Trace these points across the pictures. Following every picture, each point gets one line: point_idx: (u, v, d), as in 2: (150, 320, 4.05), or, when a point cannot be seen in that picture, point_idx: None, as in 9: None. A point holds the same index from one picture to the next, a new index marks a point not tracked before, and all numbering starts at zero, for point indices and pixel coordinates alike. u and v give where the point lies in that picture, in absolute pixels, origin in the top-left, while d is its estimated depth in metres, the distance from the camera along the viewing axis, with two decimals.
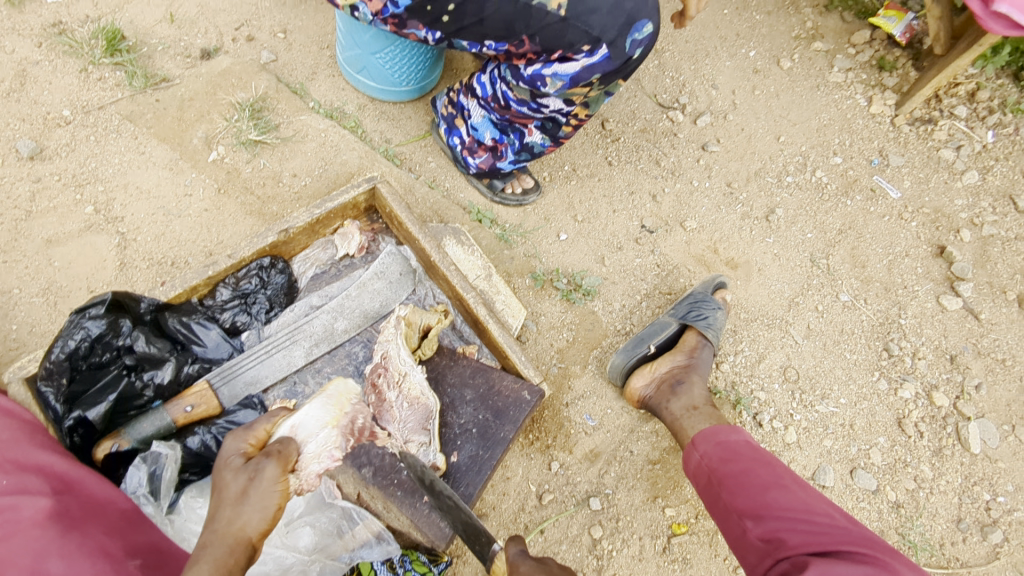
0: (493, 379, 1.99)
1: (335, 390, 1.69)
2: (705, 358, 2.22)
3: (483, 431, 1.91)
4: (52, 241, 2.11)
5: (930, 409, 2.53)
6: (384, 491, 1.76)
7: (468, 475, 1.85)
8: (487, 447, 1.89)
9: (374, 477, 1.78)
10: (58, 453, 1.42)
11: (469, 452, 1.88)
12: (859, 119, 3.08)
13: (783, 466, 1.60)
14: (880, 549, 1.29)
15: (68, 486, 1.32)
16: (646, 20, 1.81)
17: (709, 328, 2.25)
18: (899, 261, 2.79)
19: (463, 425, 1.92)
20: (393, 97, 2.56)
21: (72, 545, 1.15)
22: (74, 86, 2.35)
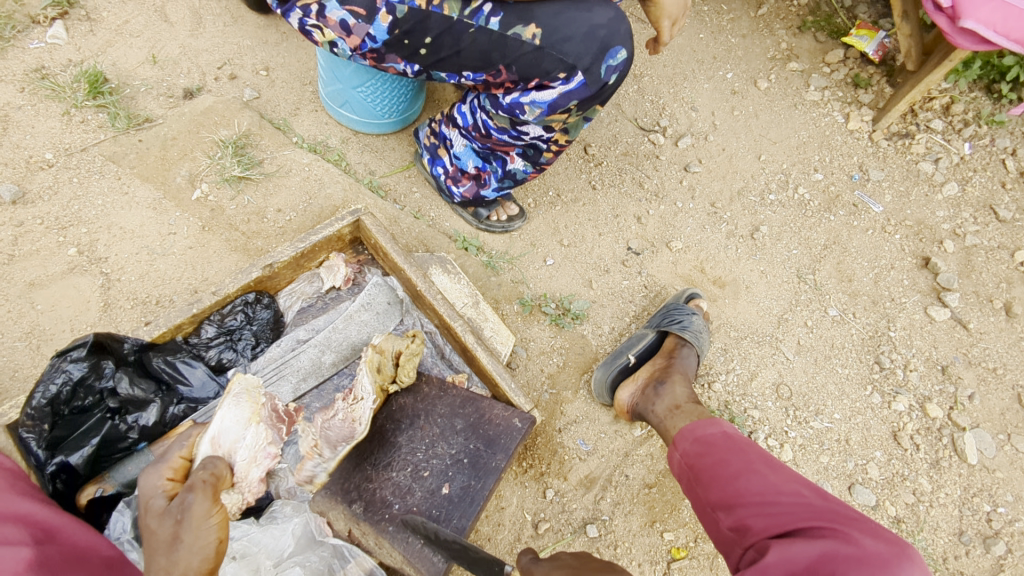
0: (483, 408, 1.97)
1: (241, 388, 1.65)
2: (687, 357, 2.23)
3: (475, 461, 1.87)
4: (35, 284, 2.09)
5: (925, 420, 2.52)
6: (375, 527, 1.74)
7: (461, 507, 1.79)
8: (479, 477, 1.84)
9: (365, 513, 1.76)
10: (40, 501, 1.39)
11: (461, 484, 1.83)
12: (837, 135, 3.12)
13: (753, 448, 1.59)
14: (841, 519, 1.30)
15: (49, 534, 1.29)
16: (620, 46, 1.84)
17: (685, 330, 2.28)
18: (886, 274, 2.81)
19: (454, 456, 1.88)
20: (376, 129, 2.59)
21: None
22: (57, 129, 2.35)
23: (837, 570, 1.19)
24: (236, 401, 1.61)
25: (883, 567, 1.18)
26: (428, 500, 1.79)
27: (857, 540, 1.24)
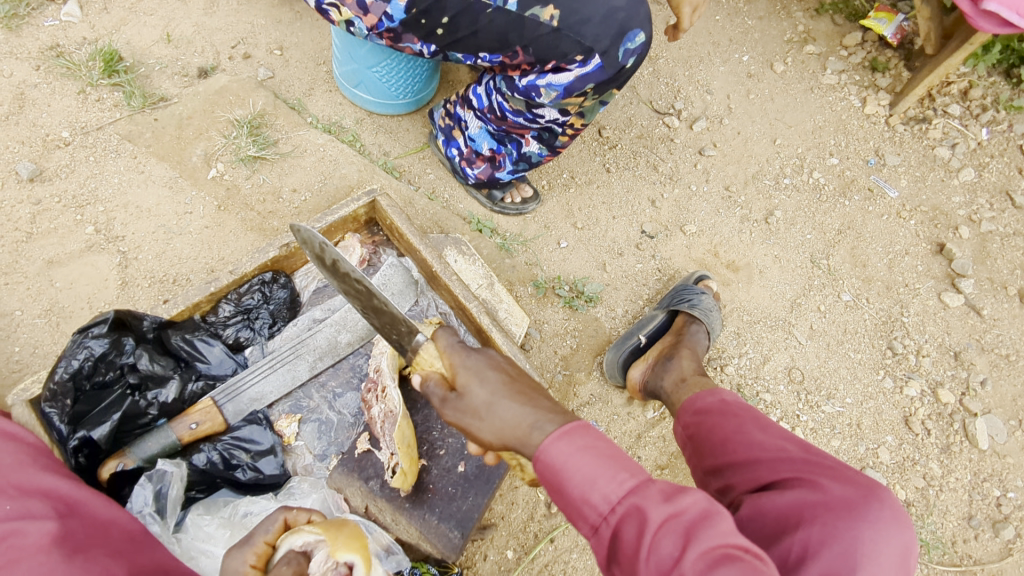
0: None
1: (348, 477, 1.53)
2: (696, 334, 2.24)
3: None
4: (53, 262, 2.10)
5: (936, 406, 2.53)
6: (392, 504, 1.76)
7: (477, 485, 1.81)
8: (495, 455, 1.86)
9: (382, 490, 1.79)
10: (61, 476, 1.42)
11: (477, 462, 1.85)
12: (854, 119, 3.10)
13: (747, 411, 1.56)
14: (813, 469, 1.33)
15: (73, 509, 1.31)
16: (639, 29, 1.82)
17: (694, 307, 2.29)
18: (900, 259, 2.80)
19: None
20: (390, 110, 2.58)
21: (77, 569, 1.14)
22: (73, 108, 2.35)
23: (807, 518, 1.24)
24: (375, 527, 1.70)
25: (849, 510, 1.24)
26: (445, 478, 1.81)
27: (825, 487, 1.28)
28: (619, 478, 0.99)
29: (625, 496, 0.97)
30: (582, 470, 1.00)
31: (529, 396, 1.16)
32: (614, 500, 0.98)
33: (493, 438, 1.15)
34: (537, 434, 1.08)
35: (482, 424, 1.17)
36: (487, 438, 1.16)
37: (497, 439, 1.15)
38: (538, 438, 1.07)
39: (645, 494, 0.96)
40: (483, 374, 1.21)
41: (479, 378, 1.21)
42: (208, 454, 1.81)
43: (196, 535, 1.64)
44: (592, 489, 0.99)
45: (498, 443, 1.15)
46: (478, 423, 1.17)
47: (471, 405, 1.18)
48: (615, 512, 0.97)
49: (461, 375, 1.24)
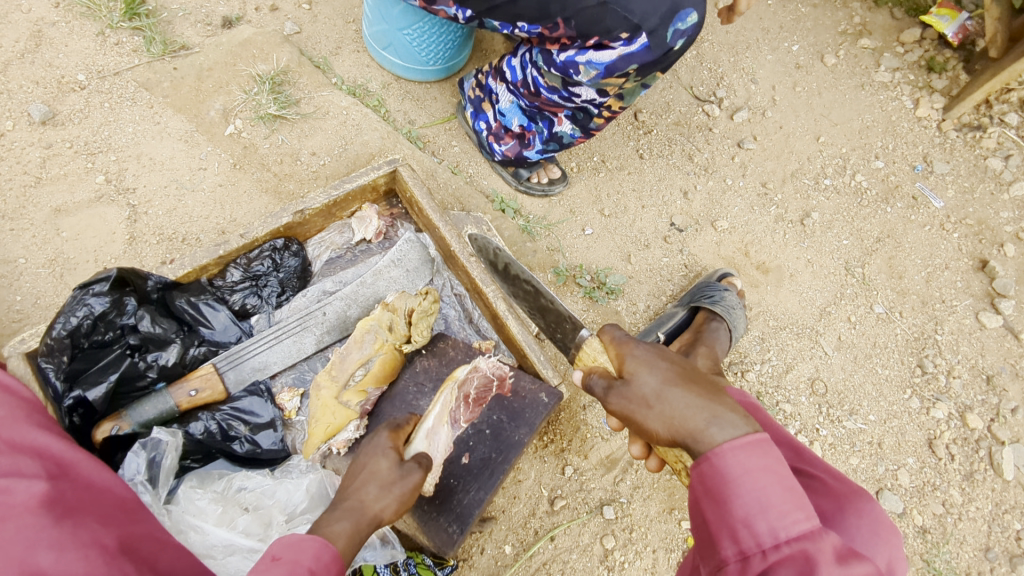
0: (510, 378, 1.88)
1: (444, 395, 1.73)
2: (716, 331, 2.12)
3: (497, 432, 1.80)
4: (61, 210, 2.03)
5: (963, 431, 2.41)
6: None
7: (480, 479, 1.72)
8: (500, 450, 1.77)
9: None
10: (57, 434, 1.37)
11: (481, 455, 1.76)
12: (904, 122, 2.93)
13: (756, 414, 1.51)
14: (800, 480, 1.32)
15: (64, 470, 1.26)
16: (691, 9, 1.67)
17: (716, 303, 2.19)
18: (939, 274, 2.66)
19: (476, 425, 1.81)
20: (419, 76, 2.47)
21: (66, 535, 1.07)
22: (90, 50, 2.26)
23: None
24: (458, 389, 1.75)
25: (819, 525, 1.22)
26: (447, 469, 1.73)
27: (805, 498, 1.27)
28: (792, 516, 1.04)
29: (796, 537, 1.03)
30: (754, 494, 1.08)
31: (703, 391, 1.26)
32: (782, 537, 1.03)
33: (662, 427, 1.27)
34: (714, 430, 1.17)
35: (651, 411, 1.30)
36: (656, 427, 1.28)
37: (666, 431, 1.26)
38: (714, 436, 1.16)
39: (817, 545, 1.02)
40: (653, 363, 1.37)
41: (648, 366, 1.37)
42: (205, 423, 1.75)
43: (187, 508, 1.56)
44: (760, 515, 1.06)
45: (666, 433, 1.26)
46: (648, 411, 1.31)
47: (641, 393, 1.32)
48: (778, 549, 1.03)
49: (630, 364, 1.40)
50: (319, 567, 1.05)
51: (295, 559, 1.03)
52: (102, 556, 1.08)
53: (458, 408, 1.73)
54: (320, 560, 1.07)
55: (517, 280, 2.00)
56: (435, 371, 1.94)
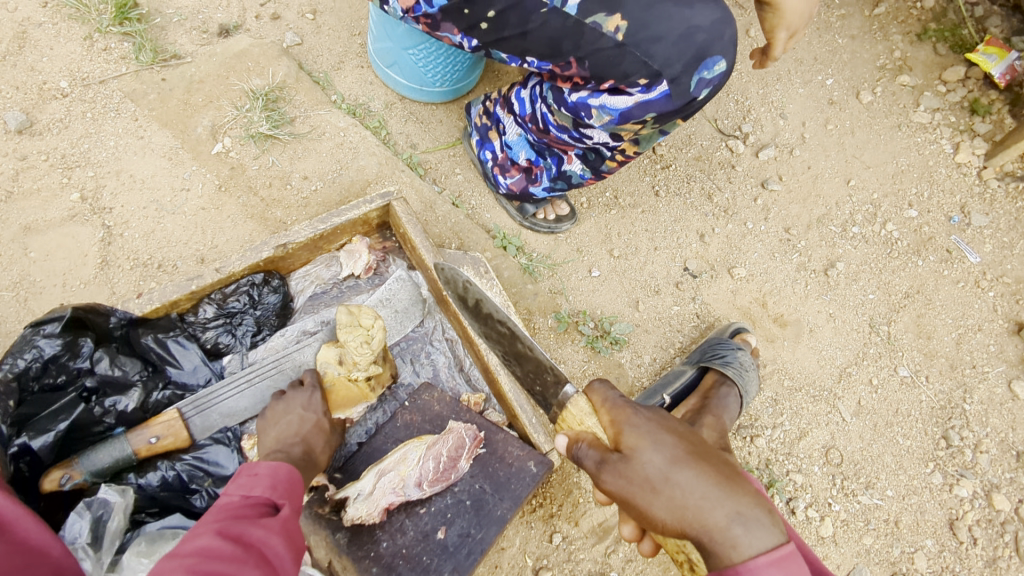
0: (497, 443, 1.73)
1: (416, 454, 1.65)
2: (726, 397, 1.94)
3: (478, 505, 1.64)
4: (30, 228, 1.90)
5: (988, 512, 2.22)
6: (357, 566, 1.53)
7: (456, 558, 1.56)
8: (480, 525, 1.61)
9: (348, 546, 1.54)
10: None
11: (459, 530, 1.60)
12: (941, 167, 2.72)
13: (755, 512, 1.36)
14: None
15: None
16: (719, 56, 1.51)
17: (728, 366, 2.01)
18: (970, 336, 2.46)
19: (456, 495, 1.65)
20: (425, 97, 2.32)
21: None
22: (76, 55, 2.13)
23: None
24: (430, 447, 1.64)
25: None
26: (420, 544, 1.57)
27: None
28: None
29: None
30: None
31: (720, 476, 1.08)
32: None
33: (670, 517, 1.08)
34: (739, 530, 1.01)
35: (656, 497, 1.10)
36: (663, 518, 1.09)
37: (675, 522, 1.07)
38: (739, 539, 1.00)
39: None
40: (659, 438, 1.16)
41: (653, 441, 1.16)
42: (163, 473, 1.62)
43: None
44: None
45: (674, 524, 1.08)
46: (652, 496, 1.11)
47: (645, 476, 1.12)
48: None
49: (629, 436, 1.19)
50: (292, 480, 1.16)
51: (270, 472, 1.12)
52: None
53: (427, 468, 1.62)
54: (289, 473, 1.17)
55: (490, 320, 1.71)
56: (417, 428, 1.78)
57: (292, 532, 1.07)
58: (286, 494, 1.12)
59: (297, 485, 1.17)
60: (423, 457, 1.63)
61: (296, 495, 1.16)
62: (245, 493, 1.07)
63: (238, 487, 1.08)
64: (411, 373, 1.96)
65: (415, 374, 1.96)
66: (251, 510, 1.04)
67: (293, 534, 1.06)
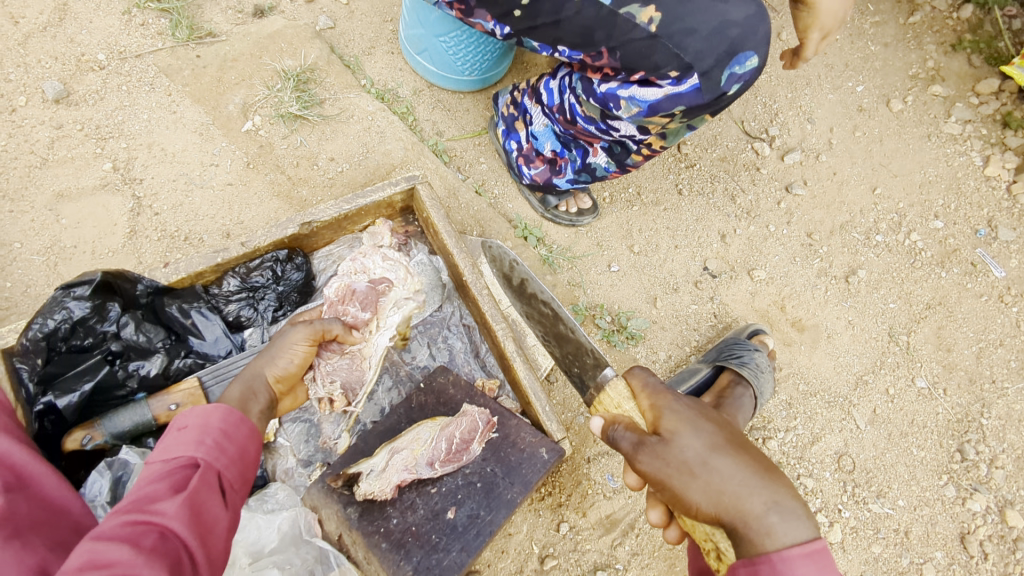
0: (510, 428, 1.73)
1: (426, 434, 1.67)
2: (741, 398, 1.93)
3: (488, 488, 1.64)
4: (63, 195, 1.95)
5: (1000, 527, 2.19)
6: (366, 540, 1.52)
7: (463, 538, 1.56)
8: (490, 508, 1.60)
9: (358, 520, 1.55)
10: (22, 440, 1.33)
11: (468, 511, 1.60)
12: (970, 180, 2.69)
13: None
14: None
15: (22, 484, 1.22)
16: (752, 52, 1.50)
17: (744, 366, 2.00)
18: (991, 350, 2.43)
19: (467, 477, 1.65)
20: (453, 85, 2.33)
21: (11, 558, 1.03)
22: (115, 29, 2.17)
23: None
24: (443, 429, 1.67)
25: None
26: (430, 522, 1.57)
27: None
28: None
29: None
30: None
31: (756, 464, 1.09)
32: None
33: (706, 502, 1.08)
34: (776, 518, 1.01)
35: (694, 481, 1.10)
36: (698, 502, 1.09)
37: (711, 507, 1.07)
38: (775, 526, 1.01)
39: None
40: (698, 424, 1.17)
41: (691, 426, 1.17)
42: None
43: None
44: None
45: (709, 509, 1.07)
46: (689, 479, 1.11)
47: (683, 458, 1.12)
48: None
49: (667, 420, 1.20)
50: (231, 428, 1.05)
51: (200, 423, 1.02)
52: None
53: (439, 448, 1.64)
54: (230, 421, 1.06)
55: (534, 300, 1.89)
56: (431, 410, 1.79)
57: (212, 502, 0.96)
58: (217, 452, 1.01)
59: (238, 435, 1.05)
60: (436, 437, 1.66)
61: (238, 445, 1.05)
62: (166, 458, 0.97)
63: (160, 450, 0.98)
64: (427, 356, 1.98)
65: (431, 357, 1.98)
66: (163, 481, 0.93)
67: (209, 507, 0.95)
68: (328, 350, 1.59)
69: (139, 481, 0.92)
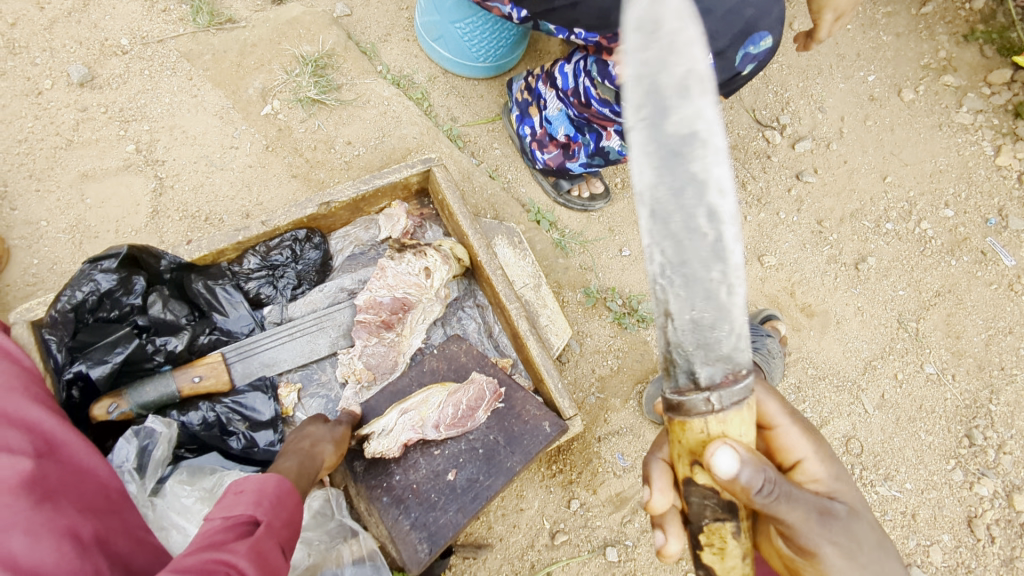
0: (516, 400, 1.75)
1: (434, 399, 1.69)
2: None
3: (490, 454, 1.68)
4: (88, 176, 2.00)
5: (1008, 512, 2.22)
6: (368, 491, 1.60)
7: (461, 500, 1.61)
8: (488, 473, 1.65)
9: (364, 473, 1.62)
10: (50, 409, 1.36)
11: (467, 475, 1.65)
12: (981, 169, 2.70)
13: None
14: None
15: (53, 450, 1.24)
16: (765, 32, 1.52)
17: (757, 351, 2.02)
18: (1000, 338, 2.45)
19: (470, 442, 1.69)
20: (467, 72, 2.36)
21: (41, 519, 1.05)
22: (137, 15, 2.22)
23: None
24: (451, 394, 1.71)
25: None
26: (430, 481, 1.63)
27: None
28: None
29: None
30: None
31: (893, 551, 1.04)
32: None
33: None
34: None
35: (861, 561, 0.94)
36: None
37: None
38: None
39: None
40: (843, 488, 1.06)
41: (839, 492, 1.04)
42: (204, 413, 1.69)
43: (172, 503, 1.47)
44: None
45: None
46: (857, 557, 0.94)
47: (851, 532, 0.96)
48: None
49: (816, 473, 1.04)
50: (283, 493, 1.04)
51: (257, 487, 1.01)
52: (74, 545, 1.06)
53: (446, 413, 1.68)
54: (282, 488, 1.05)
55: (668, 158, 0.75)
56: (443, 374, 1.82)
57: (274, 551, 0.94)
58: (275, 510, 1.00)
59: (290, 501, 1.04)
60: (443, 401, 1.69)
61: (291, 512, 1.03)
62: (226, 514, 0.95)
63: (219, 509, 0.97)
64: (442, 335, 2.02)
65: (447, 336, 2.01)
66: (227, 529, 0.93)
67: (272, 555, 0.93)
68: (365, 336, 1.84)
69: (203, 533, 0.91)
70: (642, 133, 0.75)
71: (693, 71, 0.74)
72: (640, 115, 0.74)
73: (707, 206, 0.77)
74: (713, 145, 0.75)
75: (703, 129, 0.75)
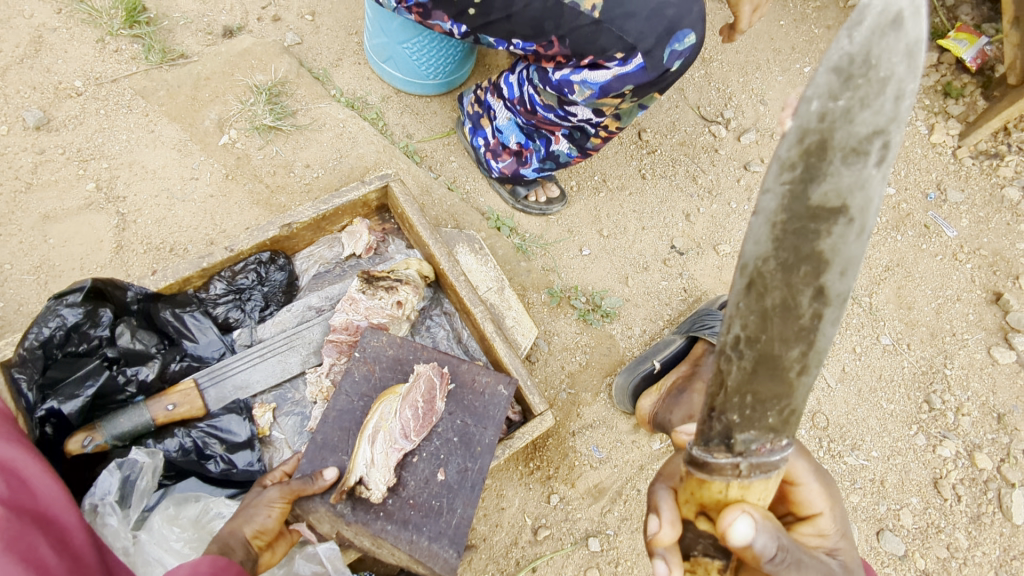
0: (463, 374, 1.80)
1: (388, 411, 1.66)
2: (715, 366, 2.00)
3: (466, 440, 1.71)
4: (50, 217, 2.02)
5: (970, 471, 2.31)
6: (369, 528, 1.56)
7: (462, 493, 1.65)
8: (474, 458, 1.69)
9: (353, 512, 1.56)
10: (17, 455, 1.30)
11: (457, 467, 1.67)
12: (917, 148, 2.83)
13: None
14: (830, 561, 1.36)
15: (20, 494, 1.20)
16: (689, 30, 1.62)
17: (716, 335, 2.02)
18: (949, 305, 2.56)
19: (443, 435, 1.71)
20: (419, 90, 2.44)
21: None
22: (89, 57, 2.26)
23: None
24: (405, 398, 1.67)
25: None
26: (425, 490, 1.63)
27: None
28: None
29: None
30: None
31: None
32: None
33: None
34: None
35: None
36: None
37: None
38: None
39: None
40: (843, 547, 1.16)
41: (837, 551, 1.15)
42: (180, 440, 1.71)
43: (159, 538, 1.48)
44: None
45: None
46: None
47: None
48: None
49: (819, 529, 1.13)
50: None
51: None
52: None
53: (408, 419, 1.65)
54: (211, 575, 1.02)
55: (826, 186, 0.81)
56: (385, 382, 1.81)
57: None
58: None
59: None
60: (401, 408, 1.65)
61: None
62: None
63: None
64: None
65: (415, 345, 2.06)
66: None
67: None
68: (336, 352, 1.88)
69: None
70: (781, 198, 0.83)
71: (869, 149, 0.80)
72: (783, 181, 0.82)
73: (820, 284, 0.88)
74: (855, 228, 0.84)
75: (854, 208, 0.83)
